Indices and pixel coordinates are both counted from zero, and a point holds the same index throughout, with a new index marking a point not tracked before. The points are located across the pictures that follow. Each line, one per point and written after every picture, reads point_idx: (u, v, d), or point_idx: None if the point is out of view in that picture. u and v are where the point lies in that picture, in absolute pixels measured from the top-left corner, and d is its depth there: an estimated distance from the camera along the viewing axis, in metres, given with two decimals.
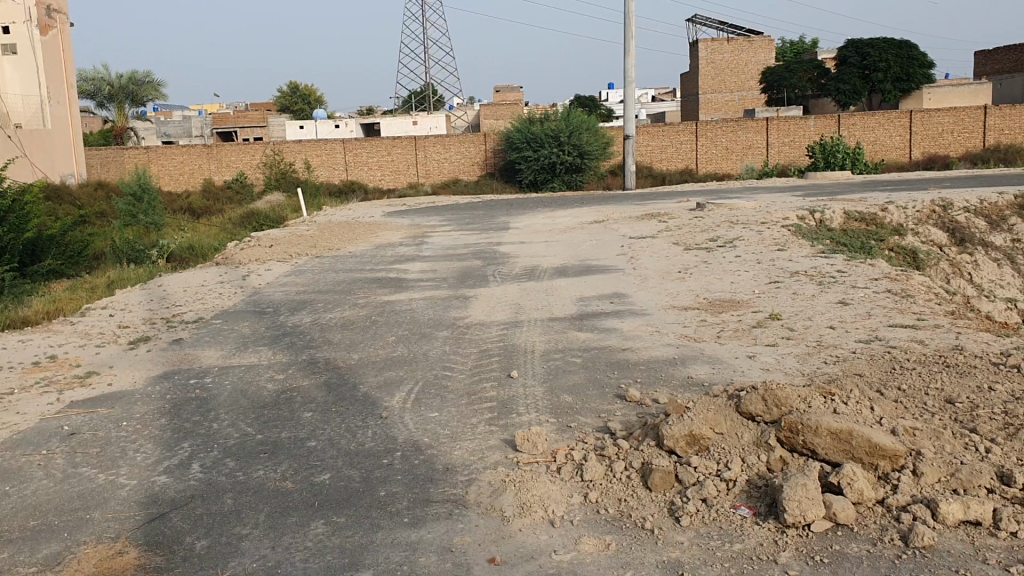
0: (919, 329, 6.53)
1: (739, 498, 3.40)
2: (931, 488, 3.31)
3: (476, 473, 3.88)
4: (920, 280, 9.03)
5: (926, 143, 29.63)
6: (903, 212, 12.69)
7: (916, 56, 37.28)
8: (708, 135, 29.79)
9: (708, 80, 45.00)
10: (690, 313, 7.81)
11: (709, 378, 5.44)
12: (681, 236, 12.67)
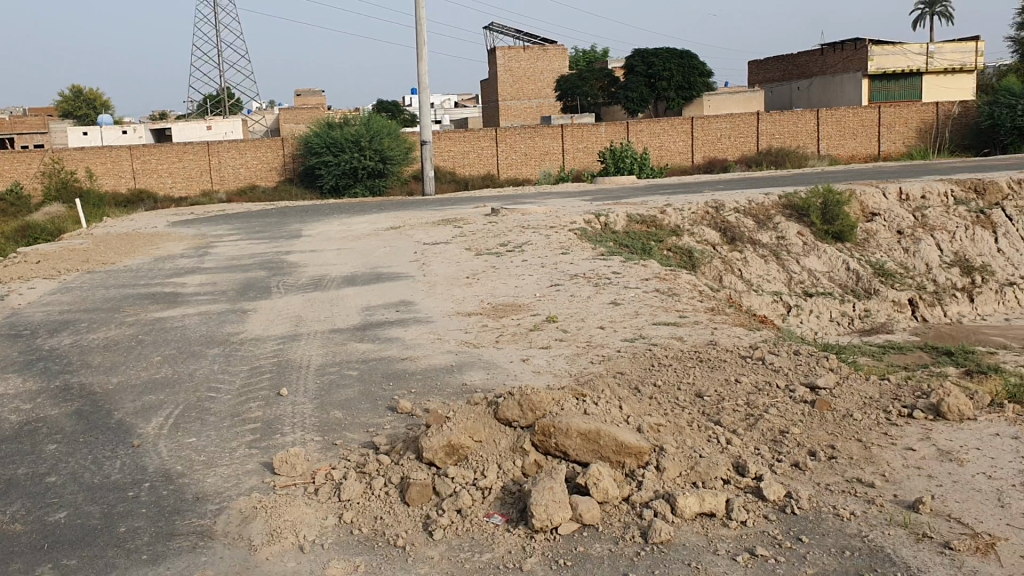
0: (679, 326, 6.87)
1: (493, 506, 3.45)
2: (672, 483, 3.52)
3: (228, 500, 3.69)
4: (690, 279, 9.51)
5: (707, 148, 31.45)
6: (680, 213, 13.25)
7: (695, 65, 39.25)
8: (508, 141, 30.13)
9: (507, 87, 45.86)
10: (472, 319, 7.85)
11: (482, 384, 5.46)
12: (473, 241, 12.77)
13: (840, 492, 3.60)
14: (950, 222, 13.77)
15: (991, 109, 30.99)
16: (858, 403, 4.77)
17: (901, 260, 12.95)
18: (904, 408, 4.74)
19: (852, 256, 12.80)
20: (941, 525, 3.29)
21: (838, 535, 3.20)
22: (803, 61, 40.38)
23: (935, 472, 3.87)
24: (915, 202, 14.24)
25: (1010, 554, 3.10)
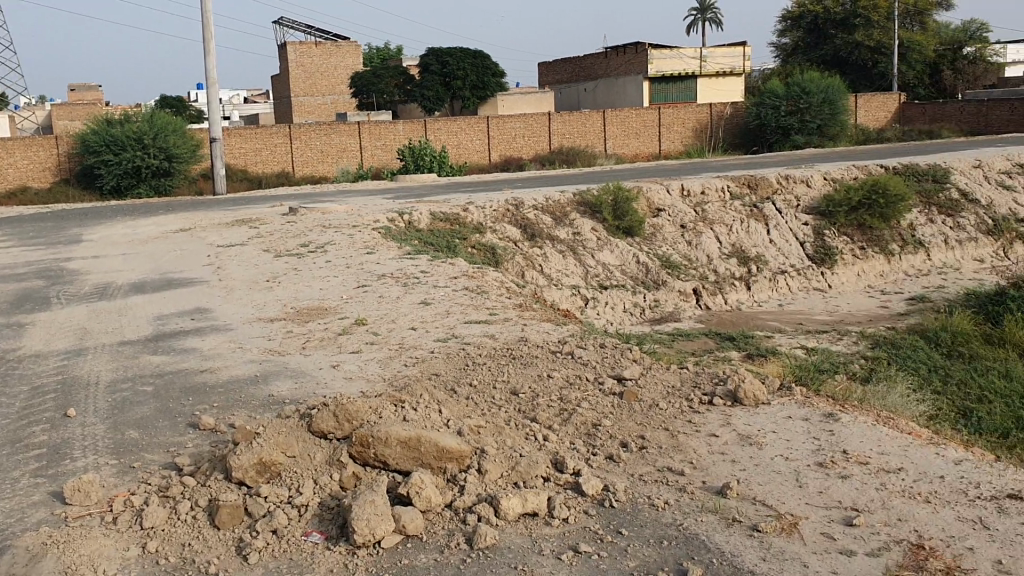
0: (491, 324, 6.92)
1: (311, 523, 3.36)
2: (494, 485, 3.56)
3: (12, 538, 3.35)
4: (496, 276, 9.61)
5: (503, 146, 31.98)
6: (482, 211, 13.26)
7: (489, 65, 39.82)
8: (303, 139, 29.36)
9: (300, 83, 44.75)
10: (275, 326, 7.55)
11: (291, 394, 5.24)
12: (272, 243, 12.34)
13: (655, 481, 3.77)
14: (728, 216, 14.29)
15: (758, 110, 33.55)
16: (663, 392, 4.96)
17: (685, 252, 13.42)
18: (705, 395, 4.98)
19: (641, 250, 13.20)
20: (748, 508, 3.59)
21: (656, 525, 3.38)
22: (590, 62, 41.76)
23: (739, 456, 4.15)
24: (696, 198, 14.62)
25: (809, 531, 3.47)
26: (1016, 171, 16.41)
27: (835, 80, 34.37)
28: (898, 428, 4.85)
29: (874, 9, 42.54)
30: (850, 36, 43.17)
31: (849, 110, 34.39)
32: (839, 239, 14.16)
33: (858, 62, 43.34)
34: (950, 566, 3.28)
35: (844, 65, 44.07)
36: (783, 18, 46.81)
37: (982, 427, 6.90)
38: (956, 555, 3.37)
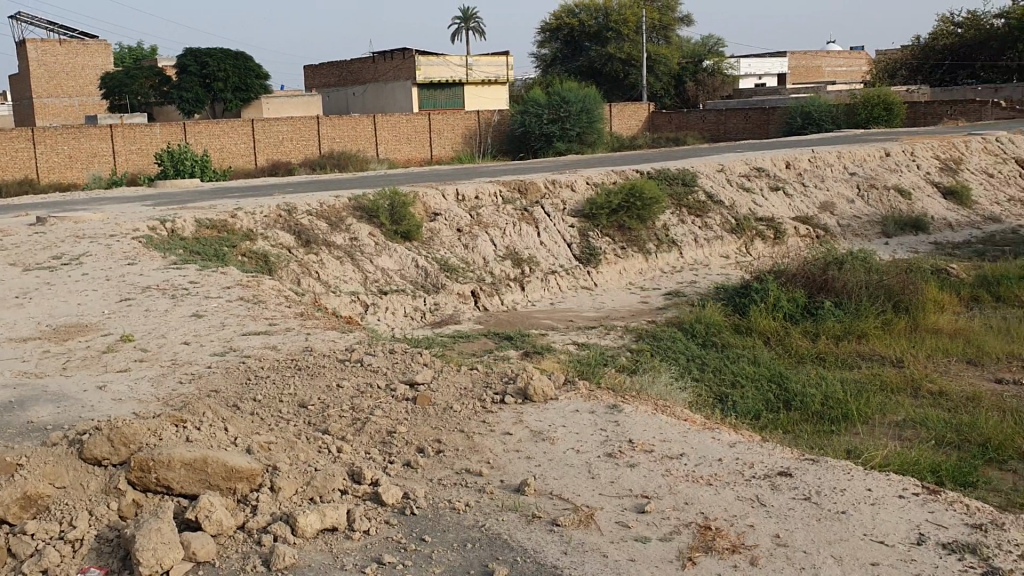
0: (271, 335, 6.69)
1: (87, 559, 3.38)
2: (288, 501, 3.73)
3: None
4: (271, 284, 9.31)
5: (270, 151, 31.03)
6: (253, 217, 12.69)
7: (252, 67, 38.52)
8: (47, 142, 27.07)
9: (42, 84, 41.42)
10: (27, 347, 6.87)
11: (53, 420, 4.81)
12: (19, 255, 11.27)
13: (452, 485, 3.98)
14: (501, 219, 14.57)
15: (522, 118, 34.66)
16: (456, 394, 5.04)
17: (461, 255, 13.54)
18: (497, 394, 5.08)
19: (420, 254, 13.16)
20: (546, 504, 3.81)
21: (458, 529, 3.59)
22: (357, 67, 41.33)
23: (533, 452, 4.36)
24: (470, 202, 14.76)
25: (606, 522, 3.68)
26: (754, 174, 17.72)
27: (591, 90, 36.19)
28: (674, 416, 5.14)
29: (624, 23, 45.08)
30: (603, 48, 45.53)
31: (605, 117, 36.24)
32: (604, 239, 14.81)
33: (611, 73, 45.78)
34: (736, 545, 3.53)
35: (598, 76, 46.39)
36: (541, 29, 48.27)
37: (739, 410, 7.44)
38: (740, 533, 3.63)
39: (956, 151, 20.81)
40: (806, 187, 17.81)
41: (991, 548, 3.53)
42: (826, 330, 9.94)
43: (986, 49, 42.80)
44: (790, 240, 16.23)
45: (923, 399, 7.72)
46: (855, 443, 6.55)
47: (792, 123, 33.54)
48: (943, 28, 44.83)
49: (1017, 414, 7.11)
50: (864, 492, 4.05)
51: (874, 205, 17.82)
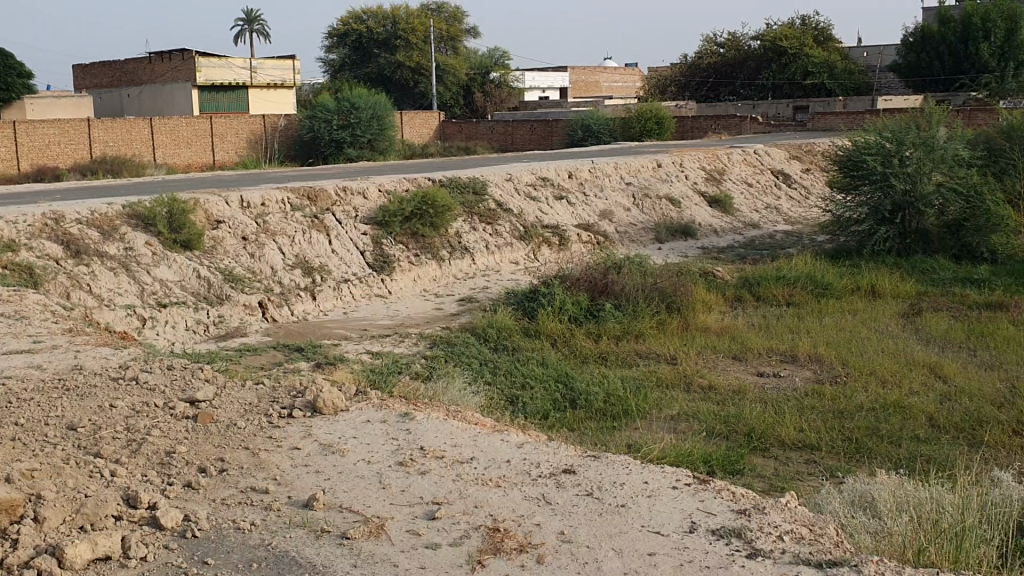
0: (35, 354, 6.17)
1: None
2: (55, 531, 3.49)
3: None
4: (37, 299, 8.61)
5: (34, 155, 28.68)
6: (14, 226, 11.65)
7: (12, 64, 35.51)
8: None
9: None
10: None
11: None
12: None
13: (237, 504, 3.86)
14: (289, 227, 14.18)
15: (311, 123, 34.07)
16: (240, 410, 4.87)
17: (248, 265, 13.04)
18: (284, 409, 4.96)
19: (202, 264, 12.57)
20: (335, 518, 3.77)
21: (243, 549, 3.49)
22: (130, 67, 38.95)
23: (321, 466, 4.29)
24: (256, 209, 14.27)
25: (396, 531, 3.67)
26: (539, 183, 18.23)
27: (380, 96, 35.99)
28: (465, 421, 5.20)
29: (412, 32, 45.70)
30: (392, 56, 45.48)
31: (394, 124, 36.17)
32: (396, 247, 14.74)
33: (400, 81, 45.72)
34: (524, 544, 3.61)
35: (387, 84, 46.29)
36: (328, 34, 47.71)
37: (528, 412, 7.65)
38: (527, 533, 3.71)
39: (720, 163, 22.37)
40: (587, 197, 18.55)
41: (754, 530, 3.79)
42: (607, 331, 10.40)
43: (744, 68, 46.40)
44: (573, 246, 16.85)
45: (695, 394, 8.23)
46: (636, 437, 6.93)
47: (574, 135, 34.94)
48: (707, 48, 48.22)
49: (777, 403, 7.73)
50: (641, 485, 4.27)
51: (648, 212, 18.84)
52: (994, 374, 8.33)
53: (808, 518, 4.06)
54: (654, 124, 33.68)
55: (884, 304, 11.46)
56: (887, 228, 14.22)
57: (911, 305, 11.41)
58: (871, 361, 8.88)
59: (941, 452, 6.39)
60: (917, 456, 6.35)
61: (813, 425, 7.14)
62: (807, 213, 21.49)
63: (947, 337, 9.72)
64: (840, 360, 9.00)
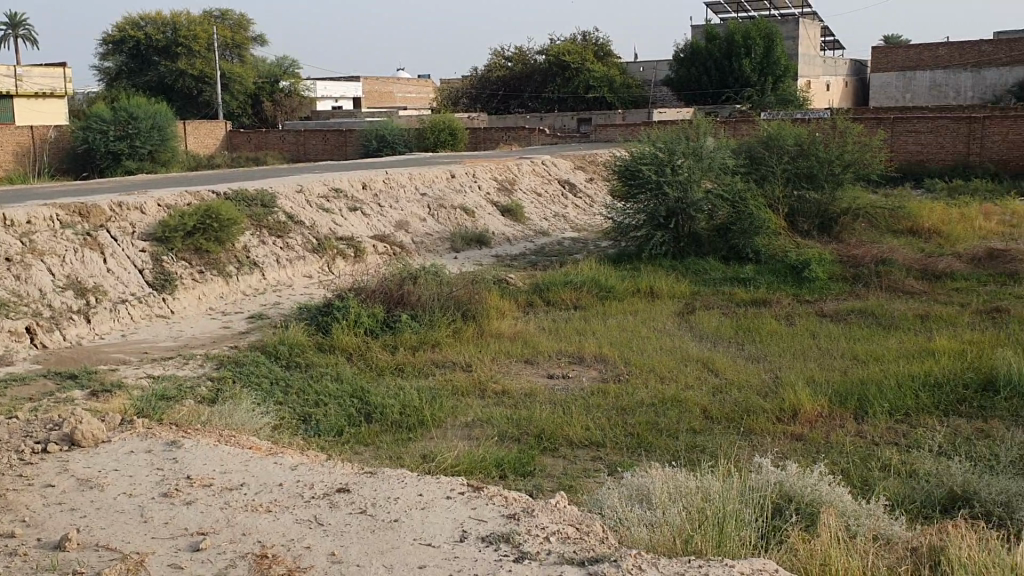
0: None
1: None
2: None
3: None
4: None
5: None
6: None
7: None
8: None
9: None
10: None
11: None
12: None
13: None
14: (59, 246, 13.15)
15: (85, 135, 31.81)
16: None
17: (13, 288, 11.94)
18: (38, 444, 4.78)
19: None
20: (90, 557, 3.59)
21: None
22: None
23: (76, 504, 4.10)
24: (22, 228, 13.18)
25: (158, 566, 3.52)
26: (332, 195, 17.90)
27: (160, 106, 34.20)
28: (239, 445, 5.08)
29: (194, 39, 43.62)
30: (173, 64, 43.40)
31: (177, 135, 34.49)
32: (179, 263, 14.02)
33: (183, 90, 43.71)
34: (292, 569, 3.52)
35: (170, 92, 44.15)
36: (102, 41, 44.90)
37: (321, 429, 7.50)
38: (296, 557, 3.63)
39: (510, 173, 22.84)
40: (381, 207, 18.43)
41: (523, 534, 3.87)
42: (402, 342, 10.34)
43: (531, 82, 47.72)
44: (368, 257, 16.67)
45: (488, 400, 8.33)
46: (431, 447, 6.95)
47: (367, 146, 34.65)
48: (495, 61, 49.26)
49: (565, 404, 7.96)
50: (422, 500, 4.27)
51: (442, 222, 18.94)
52: (760, 366, 8.95)
53: (577, 517, 4.22)
54: (447, 135, 33.93)
55: (663, 304, 12.09)
56: (664, 232, 15.05)
57: (687, 304, 12.10)
58: (651, 359, 9.33)
59: (713, 441, 6.78)
60: (694, 447, 6.71)
61: (597, 423, 7.40)
62: (593, 220, 22.34)
63: (719, 334, 10.36)
64: (624, 360, 9.39)
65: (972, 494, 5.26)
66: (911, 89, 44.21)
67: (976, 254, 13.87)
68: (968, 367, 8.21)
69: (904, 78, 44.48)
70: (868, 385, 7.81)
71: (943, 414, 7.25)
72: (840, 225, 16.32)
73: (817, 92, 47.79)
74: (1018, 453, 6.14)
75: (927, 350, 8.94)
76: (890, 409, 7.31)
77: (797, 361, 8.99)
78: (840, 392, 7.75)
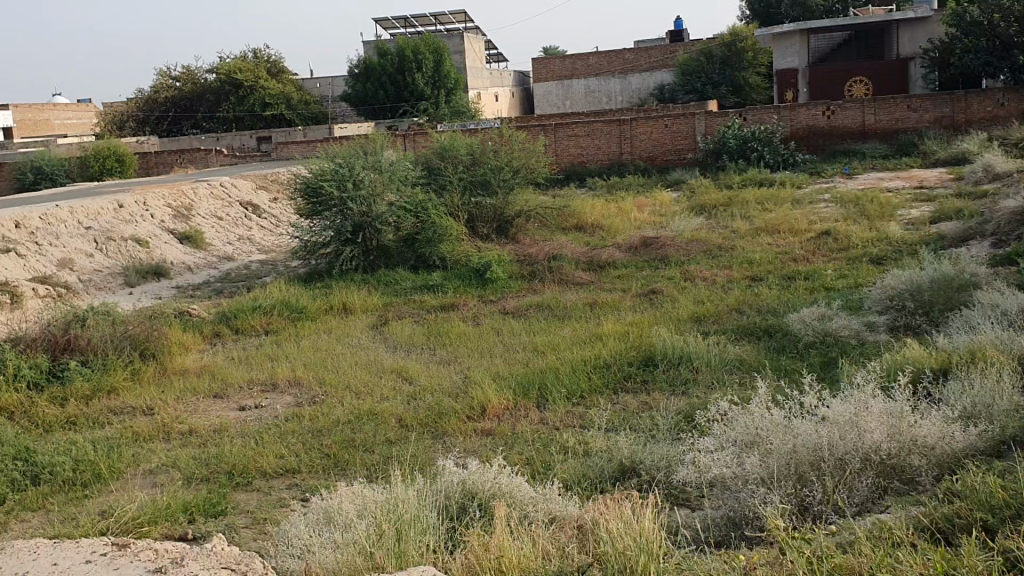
0: None
1: None
2: None
3: None
4: None
5: None
6: None
7: None
8: None
9: None
10: None
11: None
12: None
13: None
14: None
15: None
16: None
17: None
18: None
19: None
20: None
21: None
22: None
23: None
24: None
25: None
26: None
27: None
28: None
29: None
30: None
31: None
32: None
33: None
34: None
35: None
36: None
37: None
38: None
39: (186, 198, 21.67)
40: (40, 246, 16.74)
41: None
42: (74, 392, 9.46)
43: (204, 102, 45.74)
44: (29, 302, 14.66)
45: (174, 442, 7.83)
46: (109, 502, 6.40)
47: (22, 179, 31.26)
48: (161, 82, 46.65)
49: (258, 434, 7.65)
50: (56, 570, 4.07)
51: (113, 257, 17.60)
52: (448, 369, 9.15)
53: (238, 558, 4.10)
54: (114, 162, 31.70)
55: (355, 319, 12.04)
56: (352, 247, 14.99)
57: (379, 316, 12.14)
58: (344, 377, 9.23)
59: (408, 449, 6.83)
60: (388, 458, 6.73)
61: (293, 448, 7.18)
62: (280, 240, 21.79)
63: (410, 342, 10.50)
64: (318, 381, 9.21)
65: (637, 465, 5.73)
66: (570, 96, 47.75)
67: (633, 242, 15.20)
68: (631, 346, 8.96)
69: (562, 86, 47.86)
70: (547, 375, 8.26)
71: (613, 392, 7.85)
72: (514, 227, 17.25)
73: (487, 103, 49.82)
74: (674, 420, 6.79)
75: (597, 335, 9.63)
76: (567, 394, 7.79)
77: (483, 359, 9.32)
78: (523, 384, 8.12)
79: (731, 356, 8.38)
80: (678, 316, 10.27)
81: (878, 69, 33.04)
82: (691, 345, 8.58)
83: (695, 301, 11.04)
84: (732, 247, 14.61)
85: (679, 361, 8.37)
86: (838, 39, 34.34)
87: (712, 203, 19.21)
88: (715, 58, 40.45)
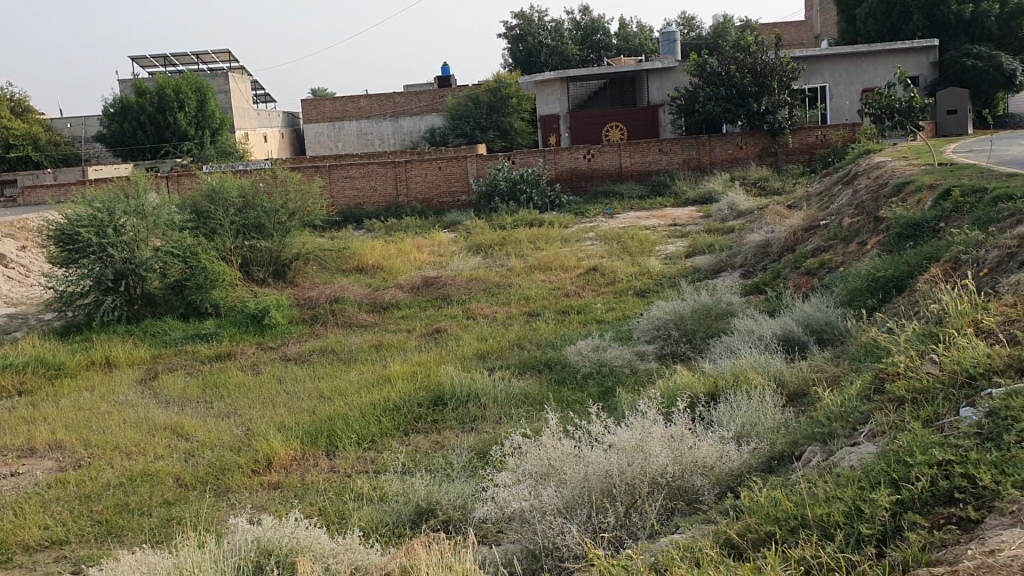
0: None
1: None
2: None
3: None
4: None
5: None
6: None
7: None
8: None
9: None
10: None
11: None
12: None
13: None
14: None
15: None
16: None
17: None
18: None
19: None
20: None
21: None
22: None
23: None
24: None
25: None
26: None
27: None
28: None
29: None
30: None
31: None
32: None
33: None
34: None
35: None
36: None
37: None
38: None
39: None
40: None
41: None
42: None
43: None
44: None
45: None
46: None
47: None
48: None
49: (15, 506, 6.92)
50: None
51: None
52: (228, 421, 8.72)
53: None
54: None
55: (122, 374, 11.24)
56: (114, 296, 14.01)
57: (148, 369, 11.42)
58: (112, 436, 8.57)
59: (192, 509, 6.45)
60: (168, 520, 6.31)
61: (59, 517, 6.56)
62: (31, 292, 20.05)
63: (184, 395, 9.94)
64: (82, 443, 8.48)
65: (434, 505, 5.74)
66: (341, 138, 47.23)
67: (414, 282, 15.26)
68: (420, 386, 8.95)
69: (333, 127, 47.23)
70: (336, 421, 8.06)
71: (404, 433, 7.82)
72: (291, 270, 16.84)
73: (255, 143, 48.47)
74: (468, 457, 6.86)
75: (384, 376, 9.56)
76: (357, 439, 7.66)
77: (265, 410, 8.95)
78: (311, 432, 7.91)
79: (516, 390, 8.57)
80: (462, 353, 10.40)
81: (631, 114, 35.17)
82: (477, 382, 8.70)
83: (479, 338, 11.22)
84: (509, 284, 15.01)
85: (467, 398, 8.48)
86: (594, 87, 36.30)
87: (487, 243, 19.66)
88: (481, 102, 41.55)
